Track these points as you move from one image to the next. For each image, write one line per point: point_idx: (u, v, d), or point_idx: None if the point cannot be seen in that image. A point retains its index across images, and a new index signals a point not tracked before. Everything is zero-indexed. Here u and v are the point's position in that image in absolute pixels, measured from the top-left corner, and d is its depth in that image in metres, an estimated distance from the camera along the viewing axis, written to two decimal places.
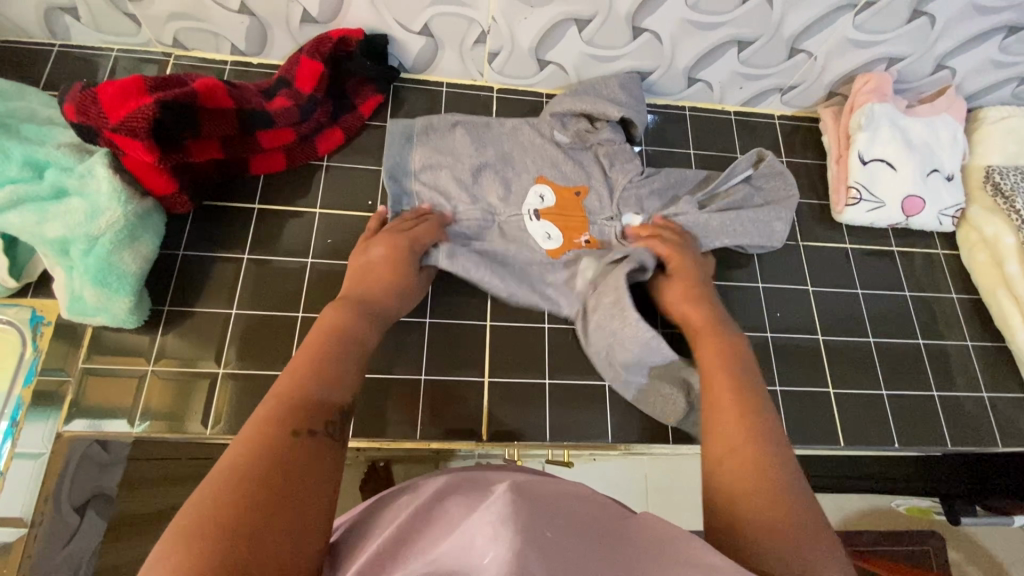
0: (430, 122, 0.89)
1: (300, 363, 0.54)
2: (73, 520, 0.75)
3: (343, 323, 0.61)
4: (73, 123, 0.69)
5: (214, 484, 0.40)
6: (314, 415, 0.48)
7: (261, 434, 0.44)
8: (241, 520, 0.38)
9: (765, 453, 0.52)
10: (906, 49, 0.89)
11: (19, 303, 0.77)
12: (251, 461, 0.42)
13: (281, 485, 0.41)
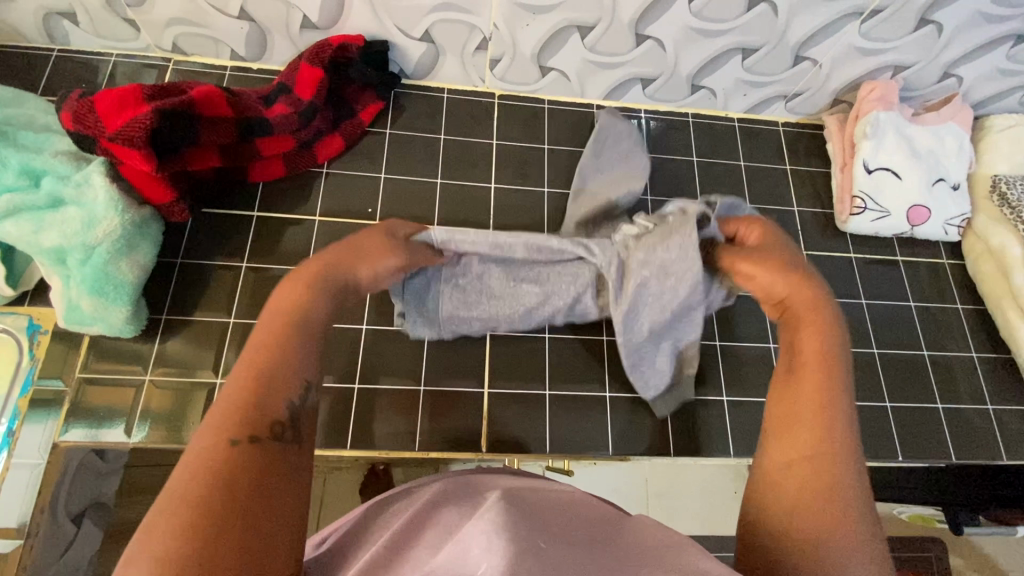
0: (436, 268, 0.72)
1: (256, 349, 0.45)
2: (69, 529, 0.72)
3: (297, 300, 0.50)
4: (71, 131, 0.69)
5: (164, 516, 0.35)
6: (263, 419, 0.42)
7: (209, 456, 0.38)
8: (193, 566, 0.34)
9: (839, 462, 0.47)
10: (912, 57, 0.88)
11: (16, 311, 0.77)
12: (197, 489, 0.37)
13: (235, 517, 0.36)
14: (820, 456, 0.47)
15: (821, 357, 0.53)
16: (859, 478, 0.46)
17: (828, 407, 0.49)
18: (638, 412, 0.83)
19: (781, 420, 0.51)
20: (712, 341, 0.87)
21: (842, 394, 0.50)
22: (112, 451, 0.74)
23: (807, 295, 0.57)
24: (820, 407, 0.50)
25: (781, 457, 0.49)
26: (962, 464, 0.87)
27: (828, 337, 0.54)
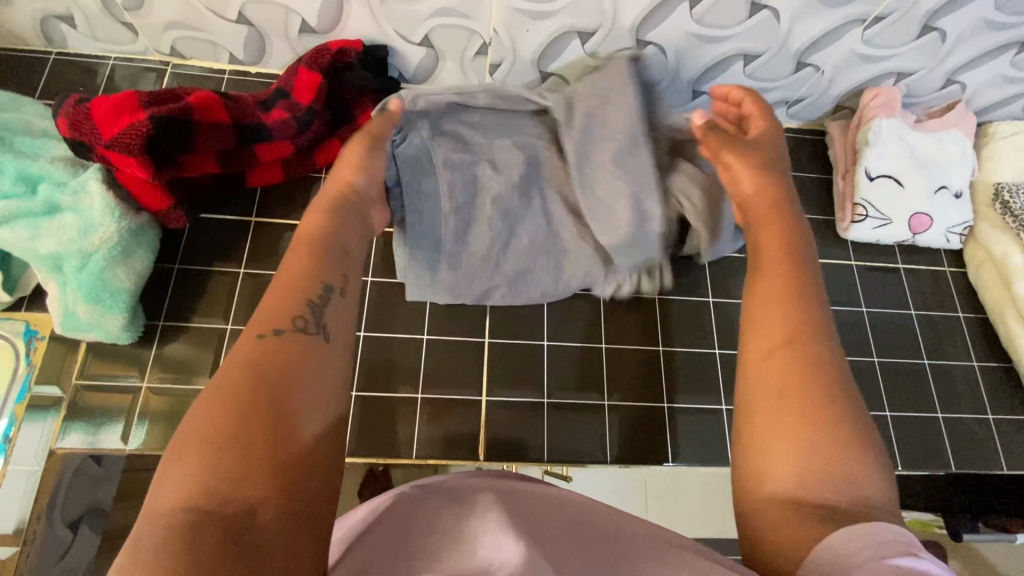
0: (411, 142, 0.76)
1: (293, 262, 0.49)
2: (66, 535, 0.72)
3: (324, 223, 0.54)
4: (68, 138, 0.70)
5: (200, 409, 0.40)
6: (287, 319, 0.46)
7: (238, 356, 0.43)
8: (229, 442, 0.39)
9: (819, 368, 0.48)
10: (915, 64, 0.87)
11: (12, 317, 0.77)
12: (230, 377, 0.41)
13: (263, 402, 0.40)
14: (795, 347, 0.49)
15: (778, 245, 0.56)
16: (837, 366, 0.48)
17: (796, 297, 0.51)
18: (637, 421, 0.82)
19: (752, 318, 0.52)
20: (711, 349, 0.87)
21: (806, 271, 0.54)
22: (108, 457, 0.74)
23: (764, 190, 0.62)
24: (793, 289, 0.52)
25: (769, 389, 0.48)
26: (962, 474, 0.87)
27: (787, 226, 0.58)
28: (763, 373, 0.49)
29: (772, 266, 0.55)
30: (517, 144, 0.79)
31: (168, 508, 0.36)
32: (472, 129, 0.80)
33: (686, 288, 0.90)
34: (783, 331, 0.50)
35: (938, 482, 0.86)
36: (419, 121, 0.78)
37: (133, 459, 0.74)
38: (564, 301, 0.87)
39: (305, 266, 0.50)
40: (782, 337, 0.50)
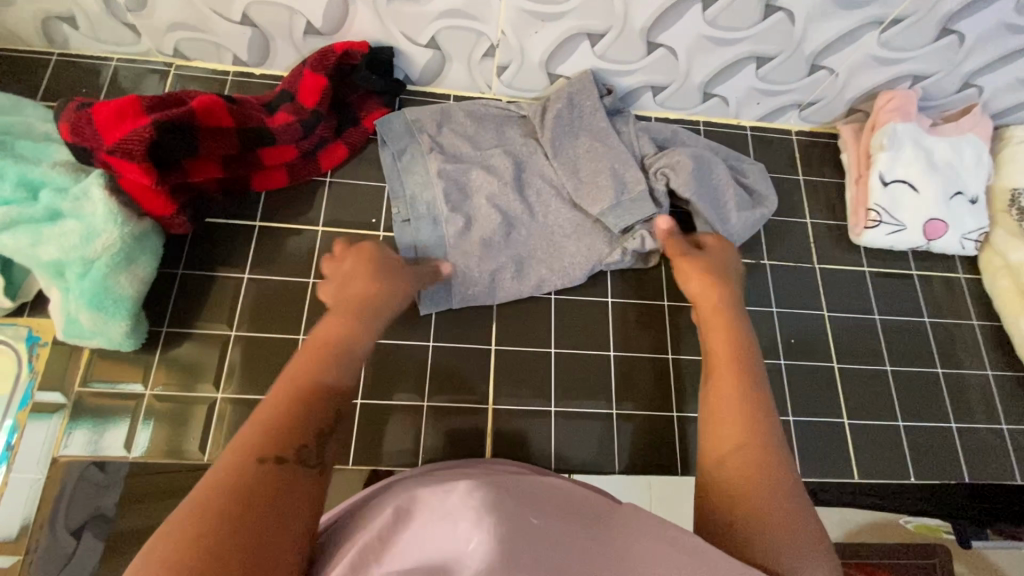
0: (411, 143, 0.86)
1: (306, 364, 0.54)
2: (69, 544, 0.71)
3: (341, 332, 0.60)
4: (68, 142, 0.68)
5: (181, 518, 0.38)
6: (290, 440, 0.46)
7: (233, 470, 0.42)
8: (199, 563, 0.36)
9: (758, 438, 0.54)
10: (932, 67, 0.86)
11: (16, 322, 0.76)
12: (217, 493, 0.40)
13: (246, 524, 0.39)
14: (747, 448, 0.54)
15: (728, 358, 0.63)
16: (785, 466, 0.52)
17: (743, 406, 0.57)
18: (645, 429, 0.81)
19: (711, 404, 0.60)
20: None
21: (755, 394, 0.59)
22: (112, 464, 0.73)
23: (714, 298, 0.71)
24: (749, 416, 0.56)
25: (722, 439, 0.56)
26: (977, 485, 0.85)
27: (736, 339, 0.65)
28: (714, 441, 0.56)
29: (722, 384, 0.61)
30: (510, 150, 0.87)
31: None
32: (471, 138, 0.88)
33: None
34: (734, 425, 0.56)
35: (953, 493, 0.84)
36: (422, 132, 0.86)
37: (136, 467, 0.73)
38: (572, 308, 0.86)
39: (312, 367, 0.54)
40: (733, 436, 0.55)
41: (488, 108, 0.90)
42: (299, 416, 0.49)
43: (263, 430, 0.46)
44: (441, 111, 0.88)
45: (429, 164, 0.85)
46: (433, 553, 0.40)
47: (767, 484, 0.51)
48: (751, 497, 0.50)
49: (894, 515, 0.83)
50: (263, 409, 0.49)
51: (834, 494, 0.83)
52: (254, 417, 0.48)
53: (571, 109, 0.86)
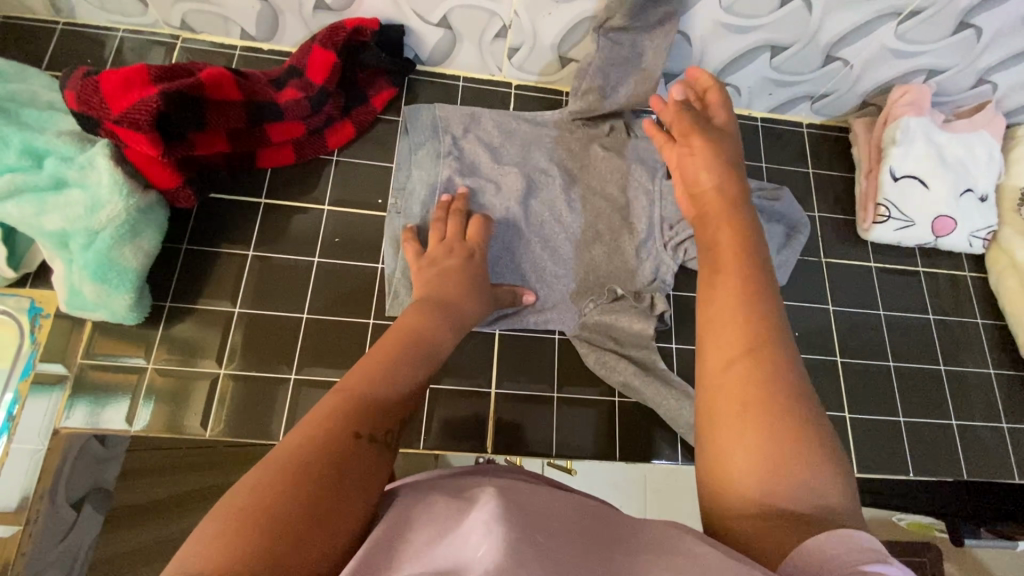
0: (428, 145, 0.85)
1: (387, 343, 0.55)
2: (71, 515, 0.71)
3: (424, 323, 0.60)
4: (75, 111, 0.67)
5: (271, 471, 0.39)
6: (382, 421, 0.46)
7: (325, 437, 0.42)
8: (291, 519, 0.37)
9: (773, 350, 0.45)
10: (948, 62, 0.85)
11: (17, 293, 0.76)
12: (308, 457, 0.41)
13: (324, 489, 0.40)
14: (752, 361, 0.45)
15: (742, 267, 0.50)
16: (806, 402, 0.43)
17: (758, 312, 0.47)
18: (645, 417, 0.81)
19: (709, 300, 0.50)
20: None
21: (766, 302, 0.48)
22: (112, 437, 0.73)
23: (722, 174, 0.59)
24: (757, 343, 0.46)
25: (729, 347, 0.46)
26: (973, 482, 0.86)
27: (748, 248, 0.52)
28: (717, 348, 0.47)
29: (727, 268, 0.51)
30: (528, 173, 0.86)
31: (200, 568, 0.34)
32: (494, 149, 0.87)
33: None
34: (739, 338, 0.46)
35: (944, 487, 0.85)
36: (446, 132, 0.85)
37: (137, 442, 0.73)
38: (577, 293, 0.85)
39: (396, 348, 0.54)
40: (741, 345, 0.46)
41: (519, 126, 0.88)
42: (385, 392, 0.49)
43: (353, 410, 0.45)
44: (469, 116, 0.87)
45: (442, 166, 0.83)
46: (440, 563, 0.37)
47: (786, 432, 0.42)
48: (760, 439, 0.41)
49: (888, 512, 0.82)
50: (353, 375, 0.49)
51: None
52: (339, 391, 0.47)
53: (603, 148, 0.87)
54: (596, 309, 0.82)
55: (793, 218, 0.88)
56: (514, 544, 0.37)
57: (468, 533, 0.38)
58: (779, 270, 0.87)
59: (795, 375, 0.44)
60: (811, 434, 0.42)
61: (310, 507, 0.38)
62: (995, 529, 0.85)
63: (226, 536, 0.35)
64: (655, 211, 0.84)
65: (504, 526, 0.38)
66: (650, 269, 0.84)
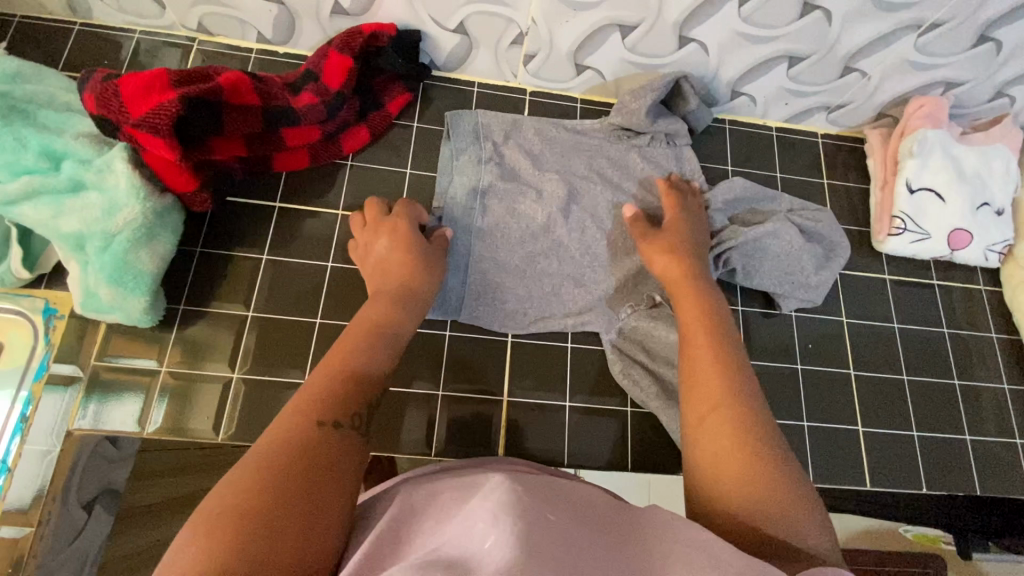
0: (471, 148, 0.85)
1: (348, 340, 0.60)
2: (81, 517, 0.71)
3: (383, 313, 0.65)
4: (94, 115, 0.68)
5: (241, 470, 0.43)
6: (343, 408, 0.51)
7: (291, 430, 0.47)
8: (264, 508, 0.41)
9: (741, 401, 0.55)
10: (966, 75, 0.85)
11: (32, 294, 0.76)
12: (275, 453, 0.45)
13: (297, 472, 0.44)
14: (722, 411, 0.54)
15: (705, 324, 0.64)
16: (777, 447, 0.52)
17: (729, 367, 0.58)
18: (657, 427, 0.81)
19: (688, 356, 0.61)
20: None
21: (736, 358, 0.60)
22: (124, 439, 0.73)
23: (682, 266, 0.74)
24: (733, 386, 0.56)
25: (704, 399, 0.56)
26: (986, 498, 0.85)
27: (708, 306, 0.67)
28: (698, 400, 0.57)
29: (693, 323, 0.65)
30: (568, 180, 0.86)
31: (192, 563, 0.37)
32: (535, 156, 0.87)
33: None
34: (717, 382, 0.57)
35: (959, 501, 0.84)
36: (488, 138, 0.86)
37: (150, 445, 0.73)
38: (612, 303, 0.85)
39: (358, 342, 0.59)
40: (713, 399, 0.56)
41: (560, 133, 0.88)
42: (344, 381, 0.54)
43: (314, 402, 0.50)
44: (511, 123, 0.87)
45: (483, 173, 0.84)
46: (452, 550, 0.40)
47: (758, 477, 0.50)
48: (745, 468, 0.50)
49: (894, 523, 0.82)
50: (314, 374, 0.54)
51: (845, 501, 0.82)
52: (300, 391, 0.51)
53: (642, 158, 0.88)
54: (634, 316, 0.82)
55: (832, 240, 0.88)
56: (522, 531, 0.39)
57: (474, 521, 0.40)
58: (816, 290, 0.86)
59: (765, 424, 0.54)
60: (783, 475, 0.50)
61: (285, 491, 0.42)
62: (1001, 544, 0.84)
63: (206, 535, 0.39)
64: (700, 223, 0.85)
65: (512, 513, 0.41)
66: None
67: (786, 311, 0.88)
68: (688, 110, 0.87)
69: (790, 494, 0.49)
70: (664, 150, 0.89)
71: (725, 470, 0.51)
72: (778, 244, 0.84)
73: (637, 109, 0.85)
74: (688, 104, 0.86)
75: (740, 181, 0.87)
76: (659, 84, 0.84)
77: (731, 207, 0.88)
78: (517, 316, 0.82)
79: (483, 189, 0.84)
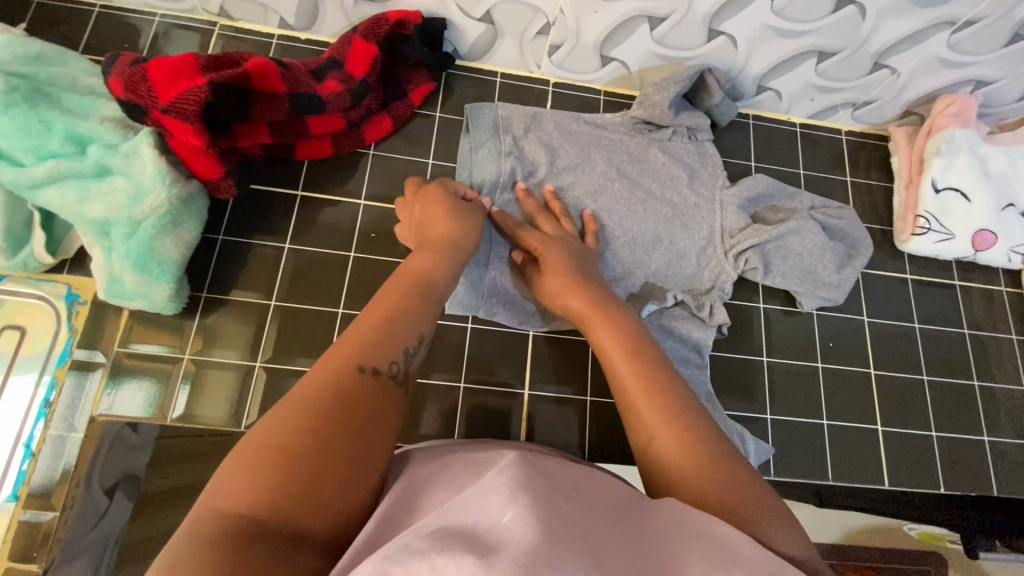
0: (488, 141, 0.84)
1: (392, 289, 0.57)
2: (102, 503, 0.71)
3: (425, 267, 0.62)
4: (122, 99, 0.67)
5: (281, 411, 0.43)
6: (382, 355, 0.49)
7: (332, 374, 0.46)
8: (304, 452, 0.41)
9: (680, 405, 0.54)
10: (996, 73, 0.84)
11: (55, 279, 0.76)
12: (318, 395, 0.44)
13: (337, 419, 0.43)
14: (674, 417, 0.53)
15: (624, 344, 0.61)
16: (721, 441, 0.52)
17: (660, 378, 0.56)
18: None
19: (615, 382, 0.58)
20: (758, 358, 0.86)
21: (660, 367, 0.58)
22: (145, 425, 0.73)
23: (584, 292, 0.68)
24: (670, 404, 0.54)
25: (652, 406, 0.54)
26: (1001, 500, 0.85)
27: (621, 325, 0.63)
28: (639, 423, 0.55)
29: (612, 347, 0.61)
30: (585, 173, 0.85)
31: (237, 500, 0.39)
32: (553, 149, 0.86)
33: (737, 291, 0.88)
34: (654, 395, 0.55)
35: (973, 502, 0.85)
36: (507, 130, 0.85)
37: (170, 433, 0.73)
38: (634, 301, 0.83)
39: (401, 291, 0.57)
40: (658, 404, 0.54)
41: (578, 127, 0.87)
42: (387, 330, 0.51)
43: (355, 349, 0.48)
44: (531, 116, 0.86)
45: (503, 165, 0.83)
46: (466, 522, 0.38)
47: (720, 472, 0.49)
48: (703, 483, 0.48)
49: (900, 521, 0.84)
50: (357, 319, 0.52)
51: (860, 499, 0.83)
52: (344, 334, 0.50)
53: (666, 155, 0.87)
54: (657, 311, 0.82)
55: (854, 238, 0.88)
56: (539, 512, 0.39)
57: (488, 494, 0.39)
58: (838, 291, 0.86)
59: (706, 425, 0.53)
60: (736, 465, 0.50)
61: (328, 438, 0.42)
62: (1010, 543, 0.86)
63: (252, 476, 0.40)
64: (717, 219, 0.86)
65: (529, 494, 0.40)
66: (710, 276, 0.84)
67: (808, 310, 0.87)
68: (712, 104, 0.87)
69: (759, 496, 0.48)
70: (687, 144, 0.88)
71: (688, 480, 0.49)
72: (799, 241, 0.84)
73: (660, 101, 0.85)
74: (713, 98, 0.86)
75: (765, 178, 0.88)
76: (683, 76, 0.84)
77: (752, 204, 0.88)
78: (527, 311, 0.81)
79: (506, 181, 0.83)
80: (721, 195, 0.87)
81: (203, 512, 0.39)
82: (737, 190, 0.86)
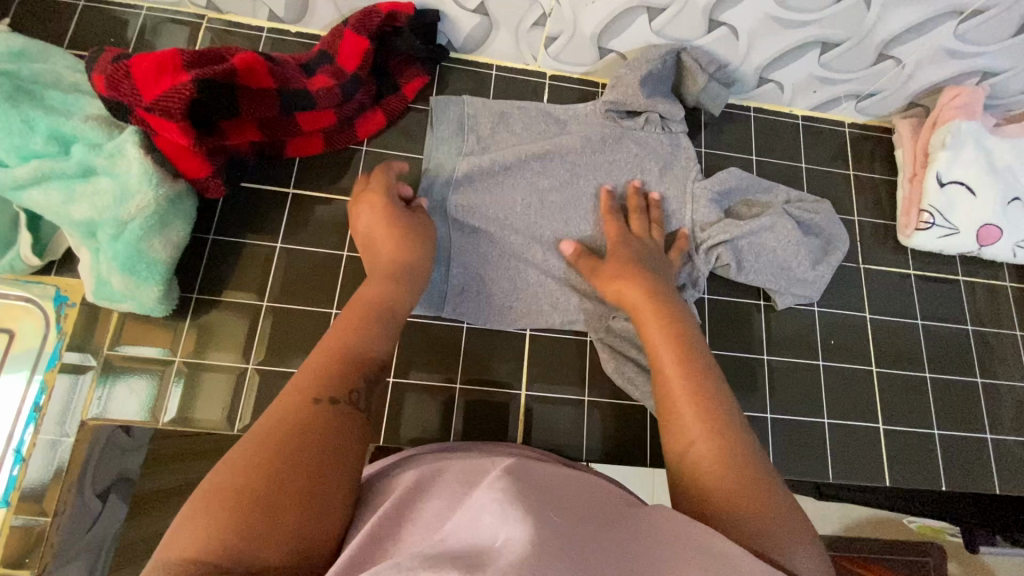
0: (452, 140, 0.82)
1: (351, 316, 0.57)
2: (95, 507, 0.71)
3: (388, 291, 0.61)
4: (106, 98, 0.66)
5: (239, 450, 0.42)
6: (342, 384, 0.49)
7: (289, 409, 0.46)
8: (261, 490, 0.40)
9: (719, 412, 0.53)
10: (1004, 64, 0.82)
11: (43, 281, 0.74)
12: (274, 431, 0.44)
13: (297, 453, 0.43)
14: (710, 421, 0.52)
15: (670, 338, 0.61)
16: (756, 457, 0.51)
17: (704, 379, 0.56)
18: None
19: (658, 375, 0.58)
20: (758, 356, 0.84)
21: (707, 368, 0.57)
22: (137, 429, 0.72)
23: (636, 282, 0.69)
24: (707, 408, 0.53)
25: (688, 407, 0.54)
26: (1002, 497, 0.84)
27: (671, 318, 0.63)
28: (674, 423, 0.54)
29: (657, 340, 0.61)
30: (558, 172, 0.83)
31: (194, 543, 0.38)
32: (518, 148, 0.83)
33: (737, 288, 0.87)
34: (692, 397, 0.54)
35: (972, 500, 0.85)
36: (472, 130, 0.82)
37: (162, 436, 0.72)
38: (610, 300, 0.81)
39: (362, 317, 0.57)
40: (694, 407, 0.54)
41: (546, 125, 0.85)
42: (344, 360, 0.51)
43: (312, 381, 0.48)
44: (499, 115, 0.84)
45: (461, 165, 0.81)
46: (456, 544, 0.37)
47: (749, 490, 0.48)
48: (729, 494, 0.48)
49: (900, 515, 0.84)
50: (314, 351, 0.52)
51: (860, 494, 0.83)
52: (301, 367, 0.50)
53: (639, 146, 0.85)
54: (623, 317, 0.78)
55: (830, 233, 0.86)
56: (534, 527, 0.38)
57: (480, 514, 0.39)
58: (816, 287, 0.84)
59: (744, 437, 0.52)
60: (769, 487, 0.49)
61: (287, 474, 0.42)
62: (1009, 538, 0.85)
63: (209, 517, 0.39)
64: (689, 213, 0.84)
65: (519, 506, 0.39)
66: (683, 275, 0.82)
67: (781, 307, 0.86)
68: (698, 90, 0.84)
69: (785, 513, 0.47)
70: (659, 136, 0.85)
71: (714, 491, 0.48)
72: (773, 237, 0.82)
73: (632, 82, 0.82)
74: (698, 83, 0.83)
75: (738, 172, 0.85)
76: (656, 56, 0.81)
77: (724, 199, 0.86)
78: (522, 310, 0.80)
79: (497, 176, 0.81)
80: (690, 190, 0.85)
81: (158, 562, 0.38)
82: (708, 184, 0.84)
